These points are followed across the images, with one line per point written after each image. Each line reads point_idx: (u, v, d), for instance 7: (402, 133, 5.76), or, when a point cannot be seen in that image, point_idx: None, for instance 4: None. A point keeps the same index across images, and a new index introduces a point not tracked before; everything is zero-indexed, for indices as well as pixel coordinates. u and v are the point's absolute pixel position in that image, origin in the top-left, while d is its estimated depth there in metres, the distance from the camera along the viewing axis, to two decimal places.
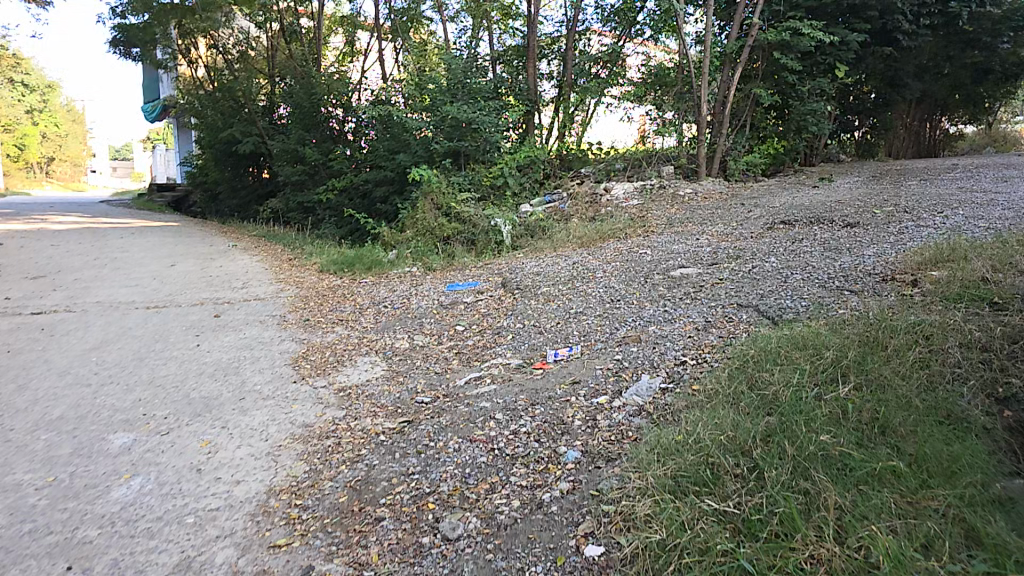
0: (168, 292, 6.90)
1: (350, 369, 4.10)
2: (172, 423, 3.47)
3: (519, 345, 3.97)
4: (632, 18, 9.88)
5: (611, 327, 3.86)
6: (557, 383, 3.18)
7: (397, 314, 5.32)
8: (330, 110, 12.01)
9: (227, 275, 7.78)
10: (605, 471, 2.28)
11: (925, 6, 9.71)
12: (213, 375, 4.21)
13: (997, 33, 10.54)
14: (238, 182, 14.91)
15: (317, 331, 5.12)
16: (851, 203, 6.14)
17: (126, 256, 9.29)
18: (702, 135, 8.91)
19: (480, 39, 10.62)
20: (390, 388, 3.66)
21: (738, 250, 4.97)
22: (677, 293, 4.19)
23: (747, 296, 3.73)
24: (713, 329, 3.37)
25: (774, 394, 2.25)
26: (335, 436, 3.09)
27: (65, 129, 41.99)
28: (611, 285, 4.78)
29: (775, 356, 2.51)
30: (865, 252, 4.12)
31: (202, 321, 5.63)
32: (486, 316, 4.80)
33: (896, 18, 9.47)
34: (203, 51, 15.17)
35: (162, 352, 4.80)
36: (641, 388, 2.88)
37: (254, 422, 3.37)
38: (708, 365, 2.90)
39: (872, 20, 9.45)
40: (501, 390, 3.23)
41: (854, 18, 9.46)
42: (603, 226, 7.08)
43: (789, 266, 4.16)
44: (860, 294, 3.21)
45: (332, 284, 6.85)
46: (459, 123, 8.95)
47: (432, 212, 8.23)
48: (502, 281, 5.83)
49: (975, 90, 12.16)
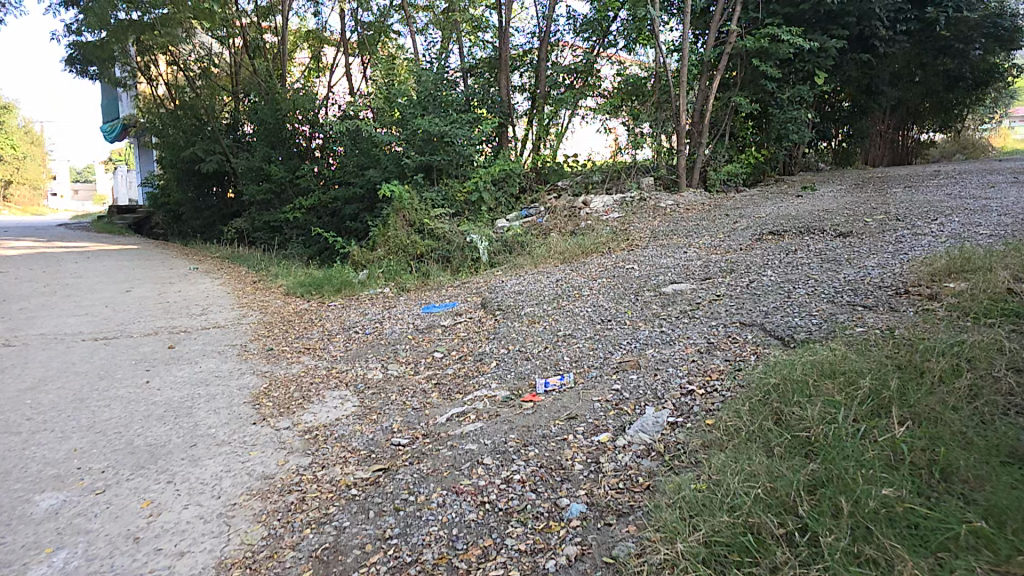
0: (120, 321, 6.36)
1: (318, 407, 3.68)
2: (110, 479, 3.00)
3: (505, 373, 3.62)
4: (606, 28, 9.77)
5: (605, 351, 3.54)
6: (551, 419, 2.83)
7: (369, 341, 4.91)
8: (296, 126, 11.58)
9: (185, 300, 7.27)
10: (618, 530, 1.95)
11: (901, 13, 9.72)
12: (162, 417, 3.74)
13: (968, 40, 10.67)
14: (202, 202, 14.30)
15: (281, 362, 4.68)
16: (839, 211, 6.00)
17: (78, 282, 8.68)
18: (681, 145, 8.78)
19: (449, 51, 10.35)
20: (363, 428, 3.26)
21: (731, 263, 4.74)
22: (672, 311, 3.91)
23: (751, 313, 3.46)
24: (718, 352, 3.08)
25: (810, 437, 1.91)
26: (298, 492, 2.67)
27: (21, 151, 40.43)
28: (599, 304, 4.49)
29: (802, 386, 2.18)
30: (867, 263, 3.90)
31: (154, 354, 5.13)
32: (466, 341, 4.44)
33: (873, 24, 9.38)
34: (163, 68, 14.59)
35: (106, 391, 4.30)
36: (647, 422, 2.56)
37: (205, 476, 2.93)
38: (721, 396, 2.59)
39: (850, 26, 9.38)
40: (490, 428, 2.87)
41: (830, 25, 9.44)
42: (586, 240, 6.81)
43: (789, 279, 3.93)
44: (875, 310, 2.97)
45: (298, 309, 6.40)
46: (431, 136, 8.65)
47: (404, 229, 7.87)
48: (481, 301, 5.50)
49: (945, 96, 12.32)
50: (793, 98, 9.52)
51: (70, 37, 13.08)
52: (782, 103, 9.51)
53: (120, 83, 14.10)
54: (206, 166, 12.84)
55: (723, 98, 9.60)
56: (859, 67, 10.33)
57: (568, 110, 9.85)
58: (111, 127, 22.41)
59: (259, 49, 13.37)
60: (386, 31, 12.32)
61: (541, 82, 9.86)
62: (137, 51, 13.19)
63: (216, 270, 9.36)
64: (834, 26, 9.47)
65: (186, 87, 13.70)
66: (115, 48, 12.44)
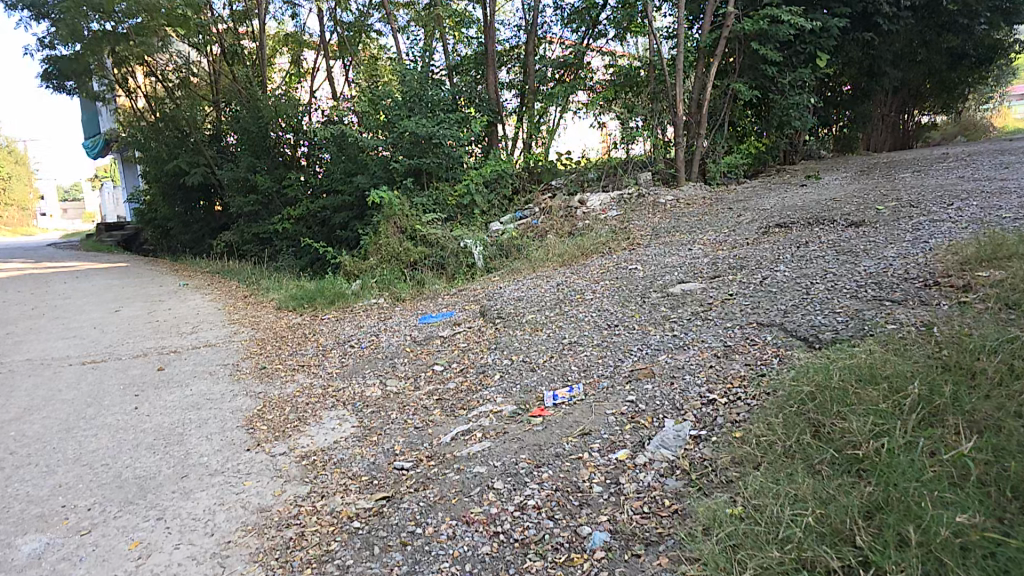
0: (109, 343, 6.15)
1: (315, 429, 3.48)
2: (96, 517, 2.79)
3: (510, 387, 3.43)
4: (595, 17, 9.66)
5: (615, 360, 3.36)
6: (562, 435, 2.65)
7: (367, 355, 4.72)
8: (280, 134, 11.39)
9: (176, 319, 7.05)
10: (648, 563, 1.78)
11: None
12: (152, 446, 3.54)
13: (972, 14, 10.49)
14: (190, 217, 14.04)
15: (275, 381, 4.49)
16: (846, 200, 5.86)
17: (67, 303, 8.45)
18: (679, 139, 8.64)
19: (434, 49, 10.12)
20: (364, 451, 3.07)
21: (739, 259, 4.58)
22: (682, 314, 3.73)
23: (767, 313, 3.33)
24: (736, 356, 2.94)
25: (858, 455, 1.75)
26: (296, 526, 2.47)
27: (10, 172, 40.13)
28: (603, 309, 4.31)
29: (841, 395, 2.02)
30: (886, 255, 3.84)
31: (144, 377, 4.92)
32: (466, 353, 4.26)
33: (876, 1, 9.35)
34: (141, 80, 14.28)
35: (94, 420, 4.09)
36: (667, 436, 2.40)
37: (197, 510, 2.72)
38: (747, 406, 2.43)
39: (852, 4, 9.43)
40: (499, 447, 2.69)
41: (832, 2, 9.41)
42: (584, 241, 6.62)
43: (804, 274, 3.81)
44: (905, 304, 2.90)
45: (291, 323, 6.21)
46: (419, 139, 8.48)
47: (395, 236, 7.70)
48: (479, 309, 5.31)
49: (949, 75, 12.13)
50: (794, 83, 9.35)
51: (45, 51, 12.82)
52: (783, 88, 9.35)
53: (100, 97, 13.78)
54: (192, 179, 12.61)
55: (721, 86, 9.51)
56: (862, 48, 10.25)
57: (557, 107, 9.72)
58: (95, 143, 22.15)
59: (236, 55, 13.18)
60: (366, 30, 12.11)
61: (529, 77, 9.77)
62: (115, 64, 12.95)
63: (207, 286, 9.13)
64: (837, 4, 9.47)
65: (166, 98, 13.47)
66: (93, 60, 12.18)
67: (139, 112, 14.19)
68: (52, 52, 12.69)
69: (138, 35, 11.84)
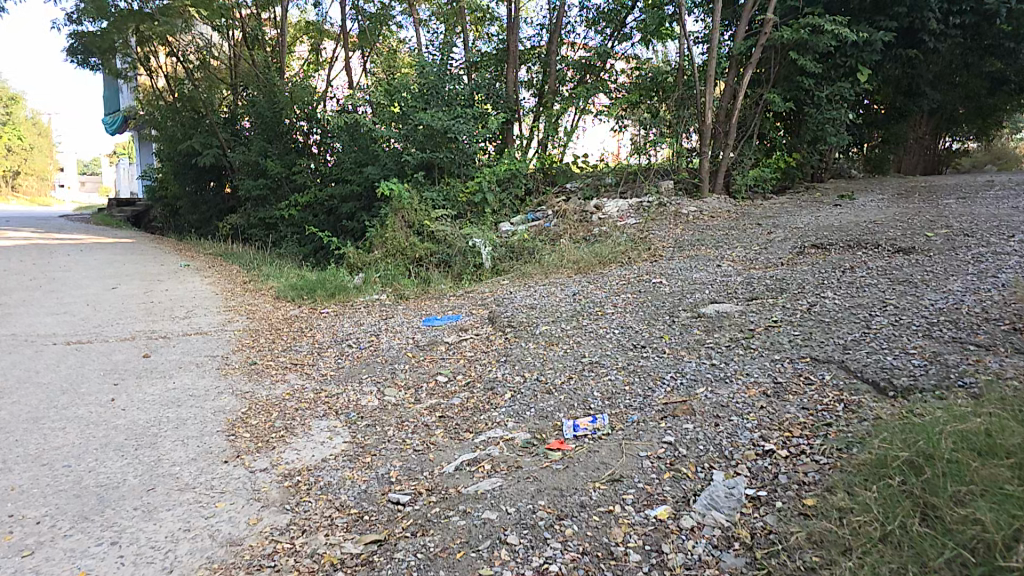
0: (97, 324, 5.72)
1: (302, 441, 3.08)
2: (43, 534, 2.31)
3: (523, 411, 3.02)
4: (622, 19, 9.23)
5: (644, 389, 2.95)
6: (588, 480, 2.24)
7: (364, 358, 4.32)
8: (294, 122, 11.01)
9: (171, 301, 6.66)
10: None
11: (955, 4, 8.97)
12: (122, 448, 3.04)
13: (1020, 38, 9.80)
14: (199, 197, 13.69)
15: (265, 380, 4.09)
16: (889, 224, 5.43)
17: (64, 276, 8.07)
18: (707, 149, 8.25)
19: (454, 44, 9.60)
20: (355, 475, 2.65)
21: (778, 281, 4.16)
22: (719, 340, 3.32)
23: (823, 347, 2.92)
24: (791, 399, 2.54)
25: (1002, 561, 1.37)
26: (268, 570, 2.05)
27: (32, 142, 40.30)
28: (626, 326, 3.90)
29: (957, 469, 1.67)
30: (951, 289, 3.43)
31: (127, 366, 4.48)
32: (473, 364, 3.86)
33: (924, 16, 8.71)
34: (163, 60, 13.86)
35: (64, 410, 3.63)
36: (717, 494, 2.00)
37: (159, 537, 2.26)
38: (817, 465, 2.04)
39: (899, 18, 8.70)
40: (511, 488, 2.28)
41: (877, 15, 8.80)
42: (602, 249, 6.21)
43: (859, 304, 3.39)
44: (995, 352, 2.50)
45: (288, 315, 5.84)
46: (434, 132, 8.11)
47: (403, 230, 7.29)
48: (487, 314, 4.94)
49: (988, 101, 11.64)
50: (833, 97, 8.84)
51: (71, 26, 12.48)
52: (820, 102, 8.86)
53: (121, 75, 13.46)
54: (203, 160, 12.26)
55: (754, 95, 9.08)
56: (903, 65, 9.72)
57: (576, 111, 9.22)
58: (113, 119, 21.99)
59: (258, 40, 12.69)
60: (387, 22, 11.79)
61: (547, 78, 9.40)
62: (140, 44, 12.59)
63: (208, 268, 8.78)
64: (881, 17, 8.81)
65: (185, 79, 13.03)
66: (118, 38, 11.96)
67: (158, 92, 13.90)
68: (78, 28, 12.37)
69: (164, 15, 11.35)
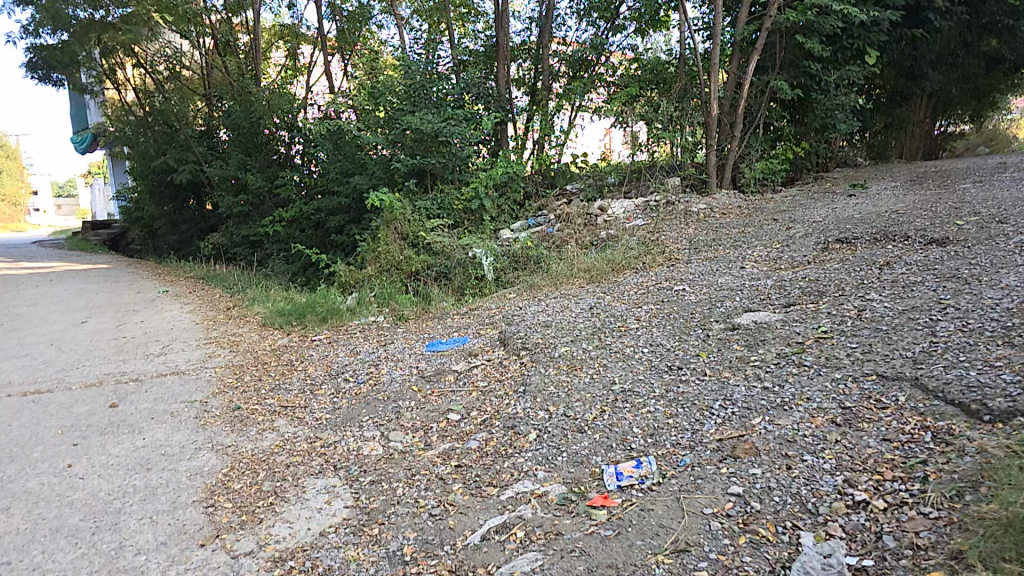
0: (60, 369, 5.22)
1: (296, 507, 2.68)
2: None
3: (553, 456, 2.63)
4: (615, 8, 8.82)
5: (691, 422, 2.57)
6: (646, 551, 1.87)
7: (364, 394, 3.91)
8: (274, 131, 10.61)
9: (146, 337, 6.17)
10: None
11: None
12: (75, 534, 2.60)
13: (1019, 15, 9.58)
14: (177, 217, 13.19)
15: (249, 430, 3.64)
16: (912, 213, 5.13)
17: (30, 313, 7.54)
18: (712, 138, 8.03)
19: (438, 42, 9.17)
20: (361, 556, 2.24)
21: (813, 283, 3.82)
22: (765, 356, 2.96)
23: (889, 362, 2.57)
24: (867, 428, 2.18)
25: None
26: None
27: None
28: (656, 344, 3.53)
29: None
30: (1007, 282, 3.10)
31: (91, 421, 3.99)
32: (488, 398, 3.46)
33: None
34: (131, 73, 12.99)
35: (11, 484, 3.16)
36: (813, 565, 1.63)
37: None
38: (929, 522, 1.69)
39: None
40: (554, 569, 1.89)
41: None
42: (614, 254, 5.86)
43: (914, 307, 3.04)
44: None
45: (277, 345, 5.40)
46: (424, 136, 7.68)
47: (398, 244, 6.90)
48: (496, 335, 4.55)
49: (984, 80, 11.47)
50: (840, 81, 8.52)
51: (28, 39, 11.71)
52: (828, 87, 8.56)
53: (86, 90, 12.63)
54: (179, 177, 11.74)
55: (758, 83, 8.72)
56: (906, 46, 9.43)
57: (570, 107, 8.84)
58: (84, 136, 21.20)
59: (230, 46, 12.24)
60: (366, 22, 11.50)
61: (538, 74, 9.03)
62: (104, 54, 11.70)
63: (190, 294, 8.31)
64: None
65: (154, 91, 12.37)
66: (81, 51, 11.18)
67: (127, 106, 12.91)
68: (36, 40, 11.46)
69: (127, 23, 10.80)
